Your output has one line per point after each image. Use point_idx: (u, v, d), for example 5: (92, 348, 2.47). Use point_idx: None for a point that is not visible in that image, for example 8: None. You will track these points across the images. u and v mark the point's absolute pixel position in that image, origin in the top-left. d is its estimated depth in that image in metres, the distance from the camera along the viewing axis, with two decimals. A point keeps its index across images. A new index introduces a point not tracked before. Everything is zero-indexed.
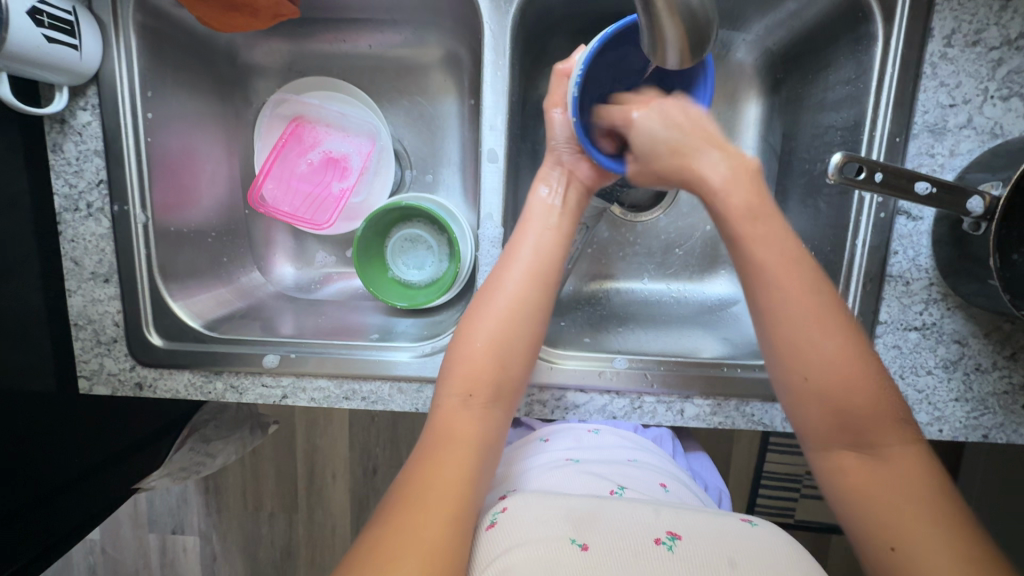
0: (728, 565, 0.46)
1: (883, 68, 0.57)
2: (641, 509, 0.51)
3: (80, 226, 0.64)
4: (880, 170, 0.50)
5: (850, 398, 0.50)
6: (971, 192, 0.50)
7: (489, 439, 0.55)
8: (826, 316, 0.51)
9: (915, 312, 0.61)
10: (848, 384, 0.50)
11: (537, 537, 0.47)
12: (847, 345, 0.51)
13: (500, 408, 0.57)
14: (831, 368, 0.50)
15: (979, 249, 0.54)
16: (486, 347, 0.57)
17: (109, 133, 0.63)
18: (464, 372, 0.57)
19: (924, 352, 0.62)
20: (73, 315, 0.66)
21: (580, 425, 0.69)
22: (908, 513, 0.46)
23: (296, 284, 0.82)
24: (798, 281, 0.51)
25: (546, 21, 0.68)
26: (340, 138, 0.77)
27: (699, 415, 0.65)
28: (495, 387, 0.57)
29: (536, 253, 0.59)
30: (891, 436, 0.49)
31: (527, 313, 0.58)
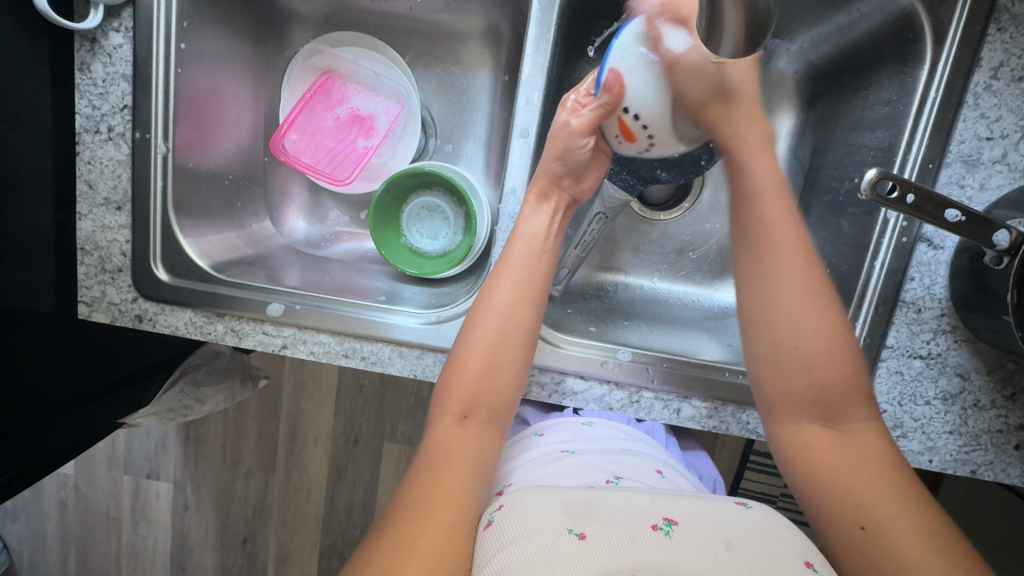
0: (724, 548, 0.45)
1: (926, 93, 0.57)
2: (636, 497, 0.51)
3: (99, 148, 0.63)
4: (912, 191, 0.50)
5: (825, 374, 0.54)
6: (999, 226, 0.50)
7: (486, 455, 0.56)
8: (809, 295, 0.55)
9: (922, 340, 0.61)
10: (819, 355, 0.54)
11: (532, 529, 0.46)
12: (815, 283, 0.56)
13: (495, 428, 0.58)
14: (809, 339, 0.55)
15: (996, 284, 0.54)
16: (479, 363, 0.58)
17: (139, 58, 0.62)
18: (456, 391, 0.57)
19: (926, 382, 0.62)
20: (80, 239, 0.65)
21: (574, 420, 0.71)
22: (868, 480, 0.50)
23: (307, 239, 0.81)
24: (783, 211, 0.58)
25: (593, 4, 0.67)
26: (369, 97, 0.76)
27: (694, 416, 0.65)
28: (490, 407, 0.57)
29: (526, 268, 0.60)
30: (857, 413, 0.53)
31: (517, 331, 0.59)
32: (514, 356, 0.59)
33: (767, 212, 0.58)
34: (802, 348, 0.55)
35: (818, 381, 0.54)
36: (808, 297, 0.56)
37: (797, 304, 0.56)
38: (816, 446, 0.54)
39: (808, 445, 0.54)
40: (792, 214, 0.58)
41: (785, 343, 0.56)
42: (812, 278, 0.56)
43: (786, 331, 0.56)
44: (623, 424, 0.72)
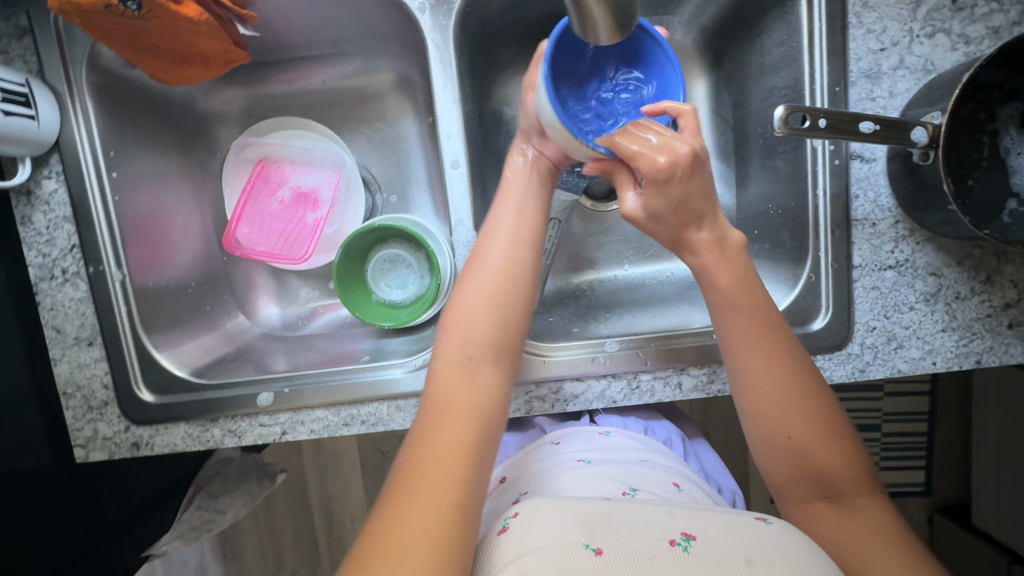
0: (744, 564, 0.45)
1: (811, 25, 0.60)
2: (653, 512, 0.50)
3: (58, 293, 0.64)
4: (823, 116, 0.51)
5: (822, 455, 0.53)
6: (915, 123, 0.52)
7: (492, 405, 0.53)
8: (795, 375, 0.54)
9: (886, 251, 0.63)
10: (809, 448, 0.53)
11: (547, 539, 0.46)
12: (794, 355, 0.54)
13: (502, 370, 0.55)
14: (806, 436, 0.53)
15: (931, 179, 0.55)
16: (483, 305, 0.56)
17: (76, 197, 0.64)
18: (462, 336, 0.55)
19: (903, 289, 0.63)
20: (62, 384, 0.65)
21: (590, 427, 0.70)
22: (877, 547, 0.49)
23: (283, 322, 0.81)
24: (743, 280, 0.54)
25: (489, 30, 0.70)
26: (307, 173, 0.78)
27: (697, 385, 0.65)
28: (494, 345, 0.55)
29: (519, 219, 0.59)
30: (857, 486, 0.53)
31: (514, 271, 0.57)
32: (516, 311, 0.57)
33: (737, 318, 0.54)
34: (795, 435, 0.53)
35: (818, 470, 0.53)
36: (796, 403, 0.54)
37: (789, 411, 0.53)
38: (823, 522, 0.53)
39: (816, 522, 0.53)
40: (763, 305, 0.54)
41: (777, 438, 0.54)
42: (787, 363, 0.54)
43: (780, 432, 0.54)
44: (640, 433, 0.72)
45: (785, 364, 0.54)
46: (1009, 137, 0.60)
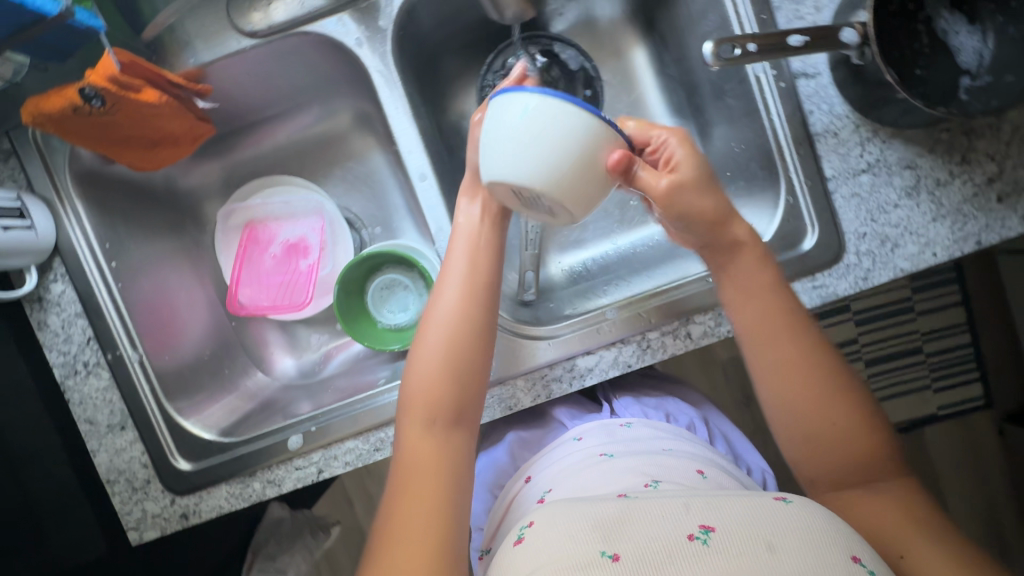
0: (766, 550, 0.44)
1: None
2: (670, 504, 0.50)
3: (84, 386, 0.67)
4: (752, 41, 0.53)
5: (859, 447, 0.54)
6: (839, 26, 0.54)
7: (457, 456, 0.55)
8: (825, 374, 0.56)
9: (855, 157, 0.63)
10: (844, 440, 0.54)
11: (561, 550, 0.47)
12: (820, 354, 0.56)
13: (465, 424, 0.57)
14: (845, 435, 0.55)
15: (875, 75, 0.56)
16: (437, 364, 0.56)
17: (82, 292, 0.67)
18: (421, 403, 0.56)
19: (883, 189, 0.63)
20: (103, 472, 0.67)
21: (611, 421, 0.72)
22: (908, 526, 0.51)
23: (300, 370, 0.83)
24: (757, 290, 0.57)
25: (428, 50, 0.74)
26: (292, 225, 0.82)
27: (707, 331, 0.65)
28: (455, 403, 0.56)
29: (469, 264, 0.59)
30: (887, 473, 0.54)
31: (469, 323, 0.58)
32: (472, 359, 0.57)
33: (760, 320, 0.57)
34: (839, 427, 0.54)
35: (856, 460, 0.54)
36: (826, 400, 0.55)
37: (827, 405, 0.55)
38: (862, 513, 0.53)
39: (857, 514, 0.53)
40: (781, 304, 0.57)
41: (826, 427, 0.55)
42: (814, 363, 0.56)
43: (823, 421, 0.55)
44: (661, 421, 0.73)
45: (810, 360, 0.55)
46: (942, 20, 0.62)
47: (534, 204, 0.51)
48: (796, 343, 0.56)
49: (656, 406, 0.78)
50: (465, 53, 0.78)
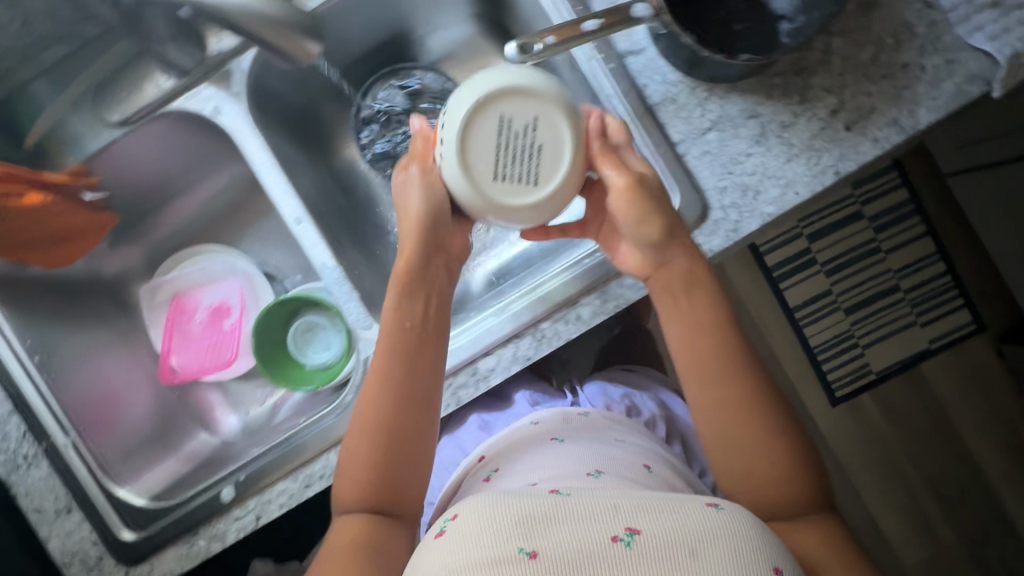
0: (687, 556, 0.45)
1: None
2: (599, 503, 0.49)
3: (28, 477, 0.71)
4: (547, 35, 0.56)
5: (785, 477, 0.58)
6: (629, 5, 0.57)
7: (391, 535, 0.58)
8: (767, 415, 0.60)
9: (698, 117, 0.66)
10: (768, 472, 0.58)
11: (486, 549, 0.46)
12: (765, 392, 0.60)
13: (405, 509, 0.60)
14: (778, 464, 0.59)
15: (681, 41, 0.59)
16: (369, 417, 0.60)
17: (10, 390, 0.71)
18: (356, 477, 0.59)
19: (732, 142, 0.65)
20: (59, 558, 0.70)
21: (568, 412, 0.80)
22: (823, 548, 0.55)
23: (244, 425, 0.86)
24: (699, 342, 0.61)
25: (298, 101, 0.78)
26: (212, 289, 0.85)
27: (595, 312, 0.67)
28: (393, 490, 0.59)
29: (398, 354, 0.61)
30: (810, 501, 0.58)
31: (405, 411, 0.61)
32: (415, 445, 0.61)
33: (704, 350, 0.61)
34: (758, 459, 0.59)
35: (770, 492, 0.58)
36: (757, 436, 0.59)
37: (766, 432, 0.59)
38: (791, 532, 0.57)
39: (789, 535, 0.57)
40: (724, 332, 0.61)
41: (762, 455, 0.59)
42: (752, 399, 0.60)
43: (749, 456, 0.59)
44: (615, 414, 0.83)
45: (744, 402, 0.60)
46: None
47: (504, 175, 0.57)
48: (731, 381, 0.60)
49: (621, 394, 0.91)
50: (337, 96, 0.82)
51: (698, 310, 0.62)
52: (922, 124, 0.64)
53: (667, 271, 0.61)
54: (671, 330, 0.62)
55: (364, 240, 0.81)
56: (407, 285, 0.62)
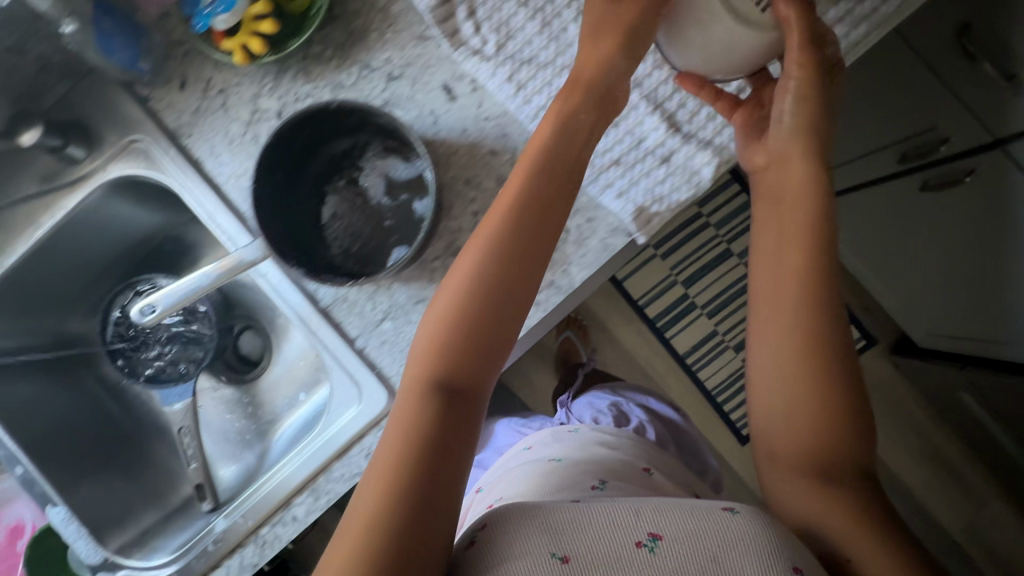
0: (708, 561, 0.45)
1: (192, 203, 0.69)
2: (620, 508, 0.49)
3: None
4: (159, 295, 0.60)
5: (833, 437, 0.51)
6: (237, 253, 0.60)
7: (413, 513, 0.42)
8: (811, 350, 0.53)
9: (371, 310, 0.68)
10: (824, 412, 0.51)
11: (541, 541, 0.46)
12: (802, 338, 0.53)
13: (417, 485, 0.44)
14: (813, 424, 0.51)
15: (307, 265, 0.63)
16: (394, 449, 0.45)
17: None
18: (416, 388, 0.48)
19: (406, 328, 0.68)
20: None
21: (490, 481, 0.83)
22: (854, 532, 0.47)
23: None
24: (793, 209, 0.57)
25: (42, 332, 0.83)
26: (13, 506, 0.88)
27: (308, 509, 0.68)
28: (435, 428, 0.46)
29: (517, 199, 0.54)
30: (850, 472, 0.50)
31: (497, 278, 0.52)
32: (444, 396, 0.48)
33: (770, 256, 0.57)
34: (796, 415, 0.52)
35: (823, 455, 0.50)
36: (807, 378, 0.52)
37: (818, 372, 0.52)
38: (812, 519, 0.49)
39: (814, 515, 0.49)
40: (819, 204, 0.56)
41: (793, 418, 0.52)
42: (804, 331, 0.53)
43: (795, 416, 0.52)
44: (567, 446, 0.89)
45: (807, 329, 0.53)
46: (370, 179, 0.68)
47: None
48: (799, 277, 0.55)
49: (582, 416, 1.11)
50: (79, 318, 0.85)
51: (797, 167, 0.58)
52: (578, 280, 0.67)
53: (790, 165, 0.58)
54: (793, 179, 0.58)
55: (120, 457, 0.84)
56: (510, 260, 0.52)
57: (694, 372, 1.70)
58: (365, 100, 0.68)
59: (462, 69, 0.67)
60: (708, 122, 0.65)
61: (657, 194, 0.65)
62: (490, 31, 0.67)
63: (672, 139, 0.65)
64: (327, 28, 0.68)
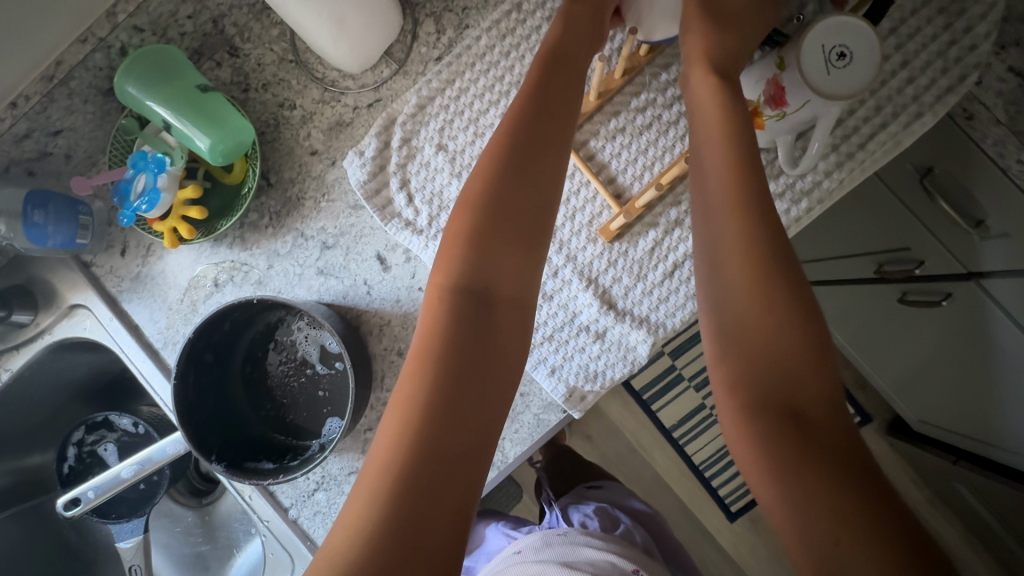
0: None
1: (134, 368, 0.70)
2: None
3: None
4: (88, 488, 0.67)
5: (790, 358, 0.45)
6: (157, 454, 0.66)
7: (392, 478, 0.41)
8: (756, 273, 0.47)
9: (303, 481, 0.67)
10: (773, 362, 0.45)
11: None
12: (747, 260, 0.48)
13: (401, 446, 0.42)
14: (785, 351, 0.45)
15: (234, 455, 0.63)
16: (386, 450, 0.42)
17: None
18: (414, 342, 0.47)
19: (339, 499, 0.67)
20: None
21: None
22: (819, 480, 0.40)
23: None
24: (726, 119, 0.53)
25: None
26: None
27: None
28: (414, 385, 0.45)
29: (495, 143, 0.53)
30: (817, 396, 0.43)
31: (482, 210, 0.50)
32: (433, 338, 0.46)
33: (707, 165, 0.53)
34: (761, 347, 0.46)
35: (789, 389, 0.44)
36: (766, 321, 0.46)
37: (764, 292, 0.46)
38: (782, 466, 0.42)
39: (772, 465, 0.42)
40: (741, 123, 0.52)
41: (756, 339, 0.46)
42: (748, 254, 0.48)
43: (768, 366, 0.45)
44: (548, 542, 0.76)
45: (755, 278, 0.47)
46: (302, 346, 0.68)
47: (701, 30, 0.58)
48: (733, 207, 0.50)
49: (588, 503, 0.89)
50: (38, 453, 0.86)
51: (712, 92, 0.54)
52: (511, 456, 0.64)
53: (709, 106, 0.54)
54: (712, 104, 0.54)
55: None
56: (490, 219, 0.50)
57: (681, 449, 1.45)
58: (300, 269, 0.68)
59: (395, 239, 0.67)
60: (643, 298, 0.64)
61: (591, 372, 0.64)
62: (423, 202, 0.67)
63: (605, 317, 0.64)
64: (263, 196, 0.68)
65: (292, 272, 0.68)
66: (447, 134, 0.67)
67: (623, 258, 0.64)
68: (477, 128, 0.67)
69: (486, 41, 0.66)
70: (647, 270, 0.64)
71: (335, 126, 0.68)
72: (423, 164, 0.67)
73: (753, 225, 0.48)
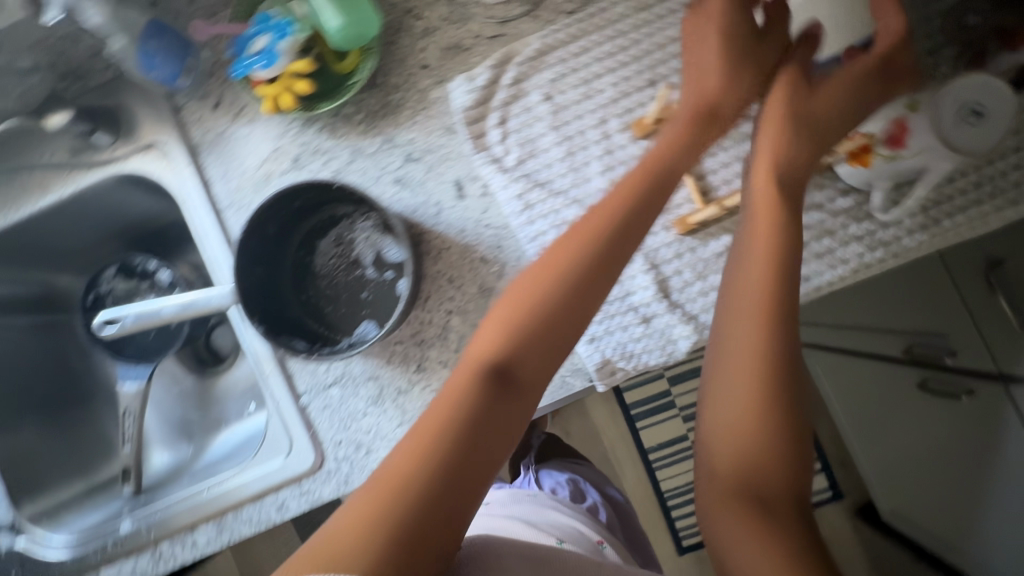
0: None
1: (192, 219, 0.71)
2: None
3: None
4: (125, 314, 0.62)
5: (777, 445, 0.50)
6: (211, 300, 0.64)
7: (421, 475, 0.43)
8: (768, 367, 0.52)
9: (323, 371, 0.69)
10: (757, 441, 0.50)
11: None
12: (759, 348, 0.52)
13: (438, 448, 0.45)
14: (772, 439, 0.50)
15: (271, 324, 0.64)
16: (417, 444, 0.45)
17: None
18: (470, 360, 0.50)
19: (351, 399, 0.68)
20: None
21: None
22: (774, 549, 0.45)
23: None
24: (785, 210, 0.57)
25: None
26: None
27: (209, 540, 0.69)
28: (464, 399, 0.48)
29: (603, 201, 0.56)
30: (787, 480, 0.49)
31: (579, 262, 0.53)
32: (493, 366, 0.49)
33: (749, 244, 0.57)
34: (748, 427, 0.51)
35: (764, 468, 0.49)
36: (763, 406, 0.51)
37: (768, 383, 0.51)
38: (743, 533, 0.47)
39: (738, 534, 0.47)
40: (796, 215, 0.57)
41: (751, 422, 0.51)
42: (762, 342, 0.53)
43: (744, 445, 0.50)
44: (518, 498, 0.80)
45: (765, 369, 0.52)
46: (359, 246, 0.69)
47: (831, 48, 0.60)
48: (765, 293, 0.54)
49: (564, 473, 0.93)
50: (68, 275, 0.87)
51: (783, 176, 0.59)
52: None
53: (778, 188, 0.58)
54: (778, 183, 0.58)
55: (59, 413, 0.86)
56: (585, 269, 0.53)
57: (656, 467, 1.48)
58: (379, 173, 0.69)
59: (478, 171, 0.68)
60: (698, 296, 0.64)
61: (627, 351, 0.65)
62: (515, 143, 0.68)
63: (657, 303, 0.65)
64: (365, 92, 0.69)
65: (370, 174, 0.69)
66: (557, 86, 0.68)
67: (690, 254, 0.65)
68: (587, 89, 0.67)
69: (622, 10, 0.66)
70: (710, 271, 0.65)
71: (452, 47, 0.69)
72: (525, 109, 0.68)
73: (780, 321, 0.53)
